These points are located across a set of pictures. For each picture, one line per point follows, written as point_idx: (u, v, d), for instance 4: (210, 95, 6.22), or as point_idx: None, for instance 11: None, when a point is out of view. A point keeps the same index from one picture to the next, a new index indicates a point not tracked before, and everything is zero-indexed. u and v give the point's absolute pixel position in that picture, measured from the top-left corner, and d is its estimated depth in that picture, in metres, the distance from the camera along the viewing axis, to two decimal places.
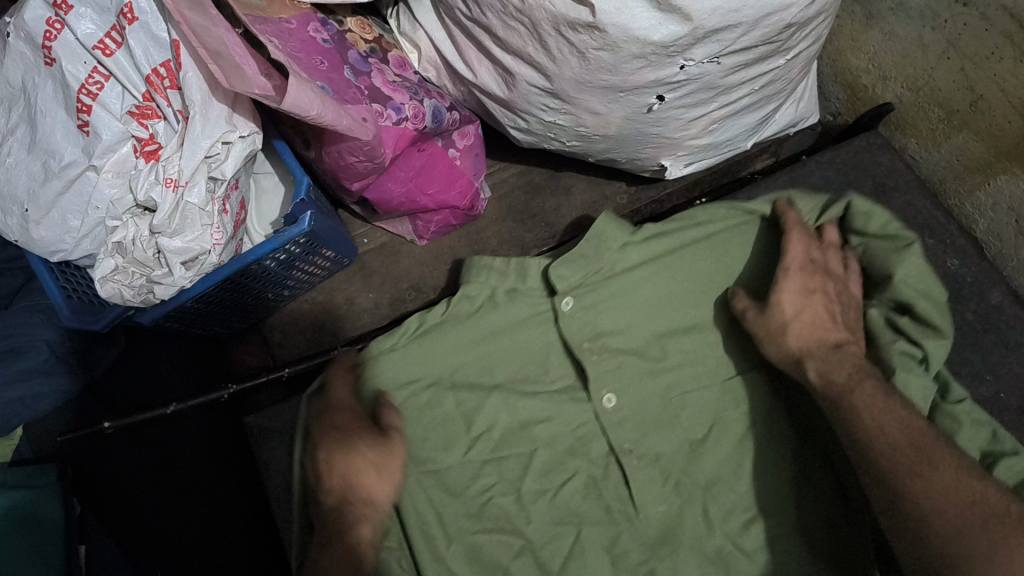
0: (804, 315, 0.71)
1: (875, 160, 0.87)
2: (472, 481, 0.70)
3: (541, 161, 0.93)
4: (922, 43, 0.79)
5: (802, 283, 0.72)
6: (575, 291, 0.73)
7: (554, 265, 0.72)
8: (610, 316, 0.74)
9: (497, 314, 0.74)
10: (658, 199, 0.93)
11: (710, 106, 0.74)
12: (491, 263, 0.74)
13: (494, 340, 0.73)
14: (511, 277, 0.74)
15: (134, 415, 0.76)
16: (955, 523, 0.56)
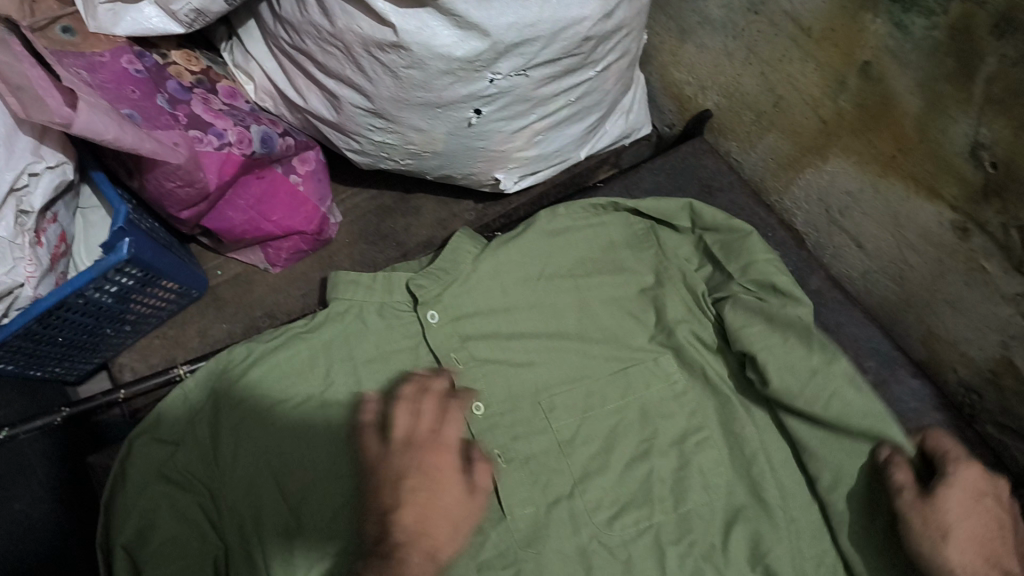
0: (977, 526, 0.65)
1: (701, 164, 0.94)
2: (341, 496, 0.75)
3: (391, 185, 0.96)
4: (728, 53, 0.86)
5: (970, 485, 0.67)
6: (438, 301, 0.82)
7: (414, 276, 0.82)
8: (463, 313, 0.83)
9: (375, 331, 0.83)
10: (505, 214, 0.96)
11: (530, 118, 0.78)
12: (358, 278, 0.83)
13: (375, 360, 0.81)
14: (379, 293, 0.83)
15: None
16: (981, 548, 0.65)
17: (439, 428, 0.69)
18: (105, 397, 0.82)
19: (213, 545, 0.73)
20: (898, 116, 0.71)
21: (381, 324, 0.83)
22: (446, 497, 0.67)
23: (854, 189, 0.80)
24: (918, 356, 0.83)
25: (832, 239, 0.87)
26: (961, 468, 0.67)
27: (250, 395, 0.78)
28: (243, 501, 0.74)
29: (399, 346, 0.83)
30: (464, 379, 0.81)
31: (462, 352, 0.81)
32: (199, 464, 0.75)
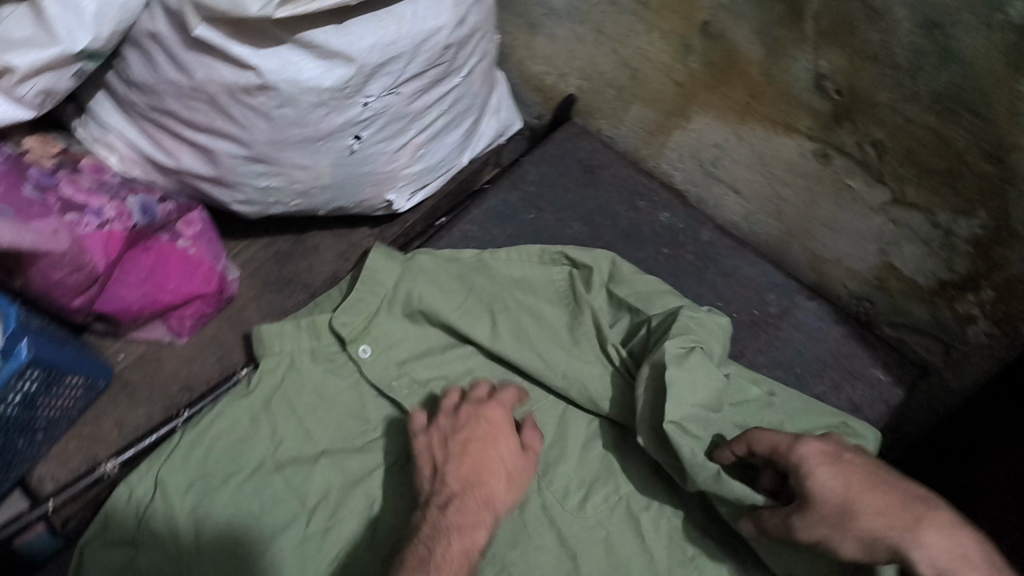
0: (865, 492, 0.57)
1: (577, 146, 0.98)
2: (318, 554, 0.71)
3: (284, 230, 0.95)
4: (579, 38, 0.90)
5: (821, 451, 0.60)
6: (367, 334, 0.81)
7: (338, 314, 0.80)
8: (393, 342, 0.82)
9: (308, 378, 0.80)
10: (403, 233, 0.96)
11: (409, 134, 0.80)
12: (282, 325, 0.81)
13: (317, 406, 0.79)
14: (304, 337, 0.81)
15: None
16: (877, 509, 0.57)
17: (500, 399, 0.73)
18: (29, 515, 0.75)
19: None
20: (744, 67, 0.77)
21: (316, 368, 0.80)
22: (509, 449, 0.70)
23: (721, 141, 0.86)
24: (811, 280, 0.90)
25: (712, 191, 0.93)
26: (803, 447, 0.60)
27: (190, 472, 0.74)
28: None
29: (336, 389, 0.80)
30: (411, 403, 0.79)
31: (402, 378, 0.80)
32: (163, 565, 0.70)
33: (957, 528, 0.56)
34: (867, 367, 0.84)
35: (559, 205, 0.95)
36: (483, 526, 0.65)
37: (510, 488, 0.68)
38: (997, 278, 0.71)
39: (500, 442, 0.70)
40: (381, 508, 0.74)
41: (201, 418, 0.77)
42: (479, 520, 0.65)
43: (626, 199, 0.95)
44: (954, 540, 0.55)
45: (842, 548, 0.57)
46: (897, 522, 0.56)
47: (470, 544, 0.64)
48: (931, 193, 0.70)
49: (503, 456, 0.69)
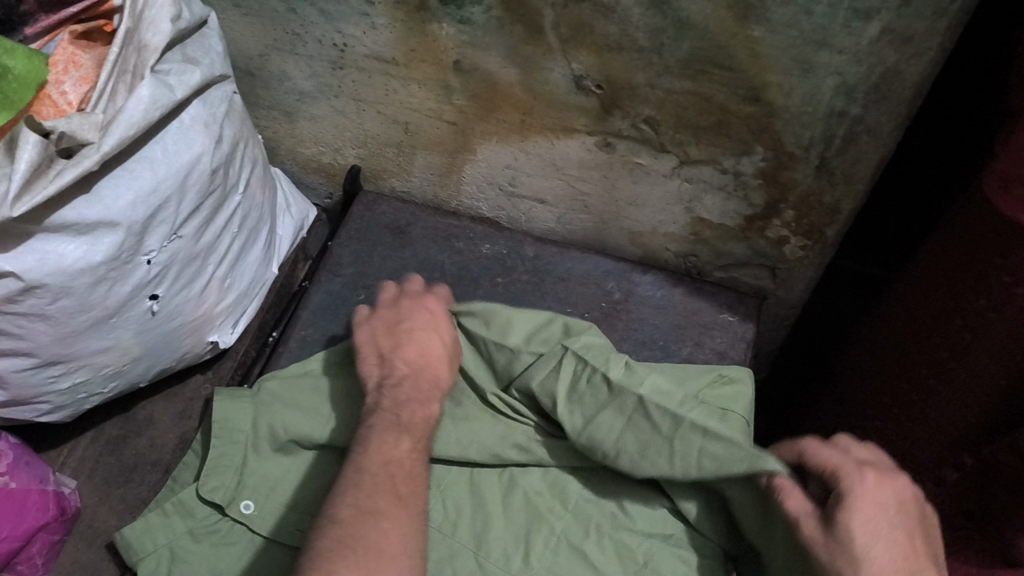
0: (891, 539, 0.55)
1: (378, 212, 0.97)
2: None
3: (108, 414, 0.85)
4: (340, 110, 0.89)
5: (875, 495, 0.57)
6: (243, 487, 0.73)
7: (205, 483, 0.73)
8: (275, 481, 0.74)
9: (198, 562, 0.71)
10: (239, 365, 0.89)
11: (208, 271, 0.74)
12: (146, 520, 0.73)
13: None
14: (177, 521, 0.73)
15: None
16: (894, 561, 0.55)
17: (429, 306, 0.78)
18: None
19: None
20: (507, 90, 0.79)
21: (201, 545, 0.72)
22: (431, 327, 0.75)
23: (511, 161, 0.87)
24: (638, 255, 0.94)
25: (520, 208, 0.94)
26: (859, 483, 0.57)
27: None
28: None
29: (231, 560, 0.72)
30: None
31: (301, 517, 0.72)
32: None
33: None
34: (716, 315, 0.89)
35: (384, 276, 0.92)
36: (434, 402, 0.71)
37: (445, 366, 0.74)
38: (792, 198, 0.77)
39: (429, 331, 0.75)
40: None
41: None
42: (427, 395, 0.70)
43: (445, 245, 0.94)
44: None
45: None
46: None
47: (425, 418, 0.69)
48: (712, 146, 0.75)
49: (433, 341, 0.74)
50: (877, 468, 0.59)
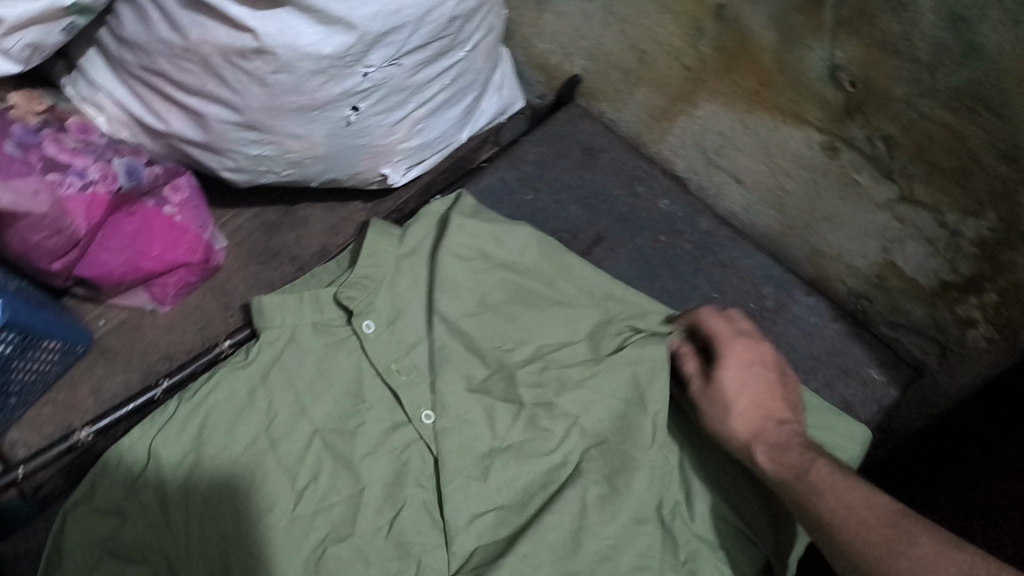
0: (750, 389, 0.69)
1: (578, 129, 0.97)
2: (304, 538, 0.73)
3: (274, 200, 0.93)
4: (586, 16, 0.89)
5: (742, 355, 0.70)
6: (371, 309, 0.83)
7: (343, 290, 0.82)
8: (396, 316, 0.84)
9: (305, 355, 0.82)
10: (396, 208, 0.94)
11: (408, 108, 0.77)
12: (284, 300, 0.83)
13: (316, 386, 0.81)
14: (306, 311, 0.84)
15: None
16: (758, 423, 0.67)
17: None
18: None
19: None
20: (757, 53, 0.75)
21: (316, 343, 0.83)
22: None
23: (726, 129, 0.84)
24: (810, 275, 0.89)
25: (713, 179, 0.91)
26: (732, 345, 0.71)
27: (182, 441, 0.77)
28: (205, 566, 0.72)
29: (328, 365, 0.82)
30: (408, 388, 0.80)
31: (402, 360, 0.82)
32: (155, 537, 0.73)
33: (918, 542, 0.53)
34: (861, 366, 0.83)
35: (557, 188, 0.93)
36: None
37: None
38: (1000, 282, 0.70)
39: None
40: (376, 491, 0.76)
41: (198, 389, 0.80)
42: None
43: (625, 184, 0.93)
44: (851, 510, 0.57)
45: (739, 423, 0.67)
46: (788, 473, 0.62)
47: None
48: (940, 192, 0.69)
49: None
50: (761, 352, 0.71)
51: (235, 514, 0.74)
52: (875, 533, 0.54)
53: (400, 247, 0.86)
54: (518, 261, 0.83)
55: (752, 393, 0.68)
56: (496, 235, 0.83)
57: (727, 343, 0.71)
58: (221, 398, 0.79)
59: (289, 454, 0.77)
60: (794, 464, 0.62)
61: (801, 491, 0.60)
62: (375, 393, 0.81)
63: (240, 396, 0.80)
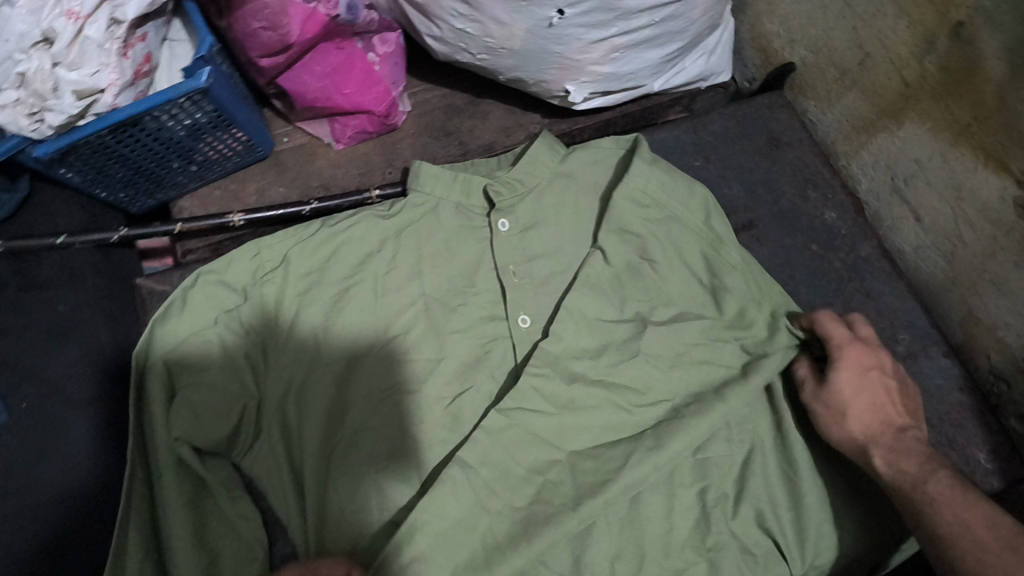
0: (866, 396, 0.71)
1: (774, 117, 0.93)
2: (378, 379, 0.76)
3: (465, 87, 0.98)
4: (822, 4, 0.86)
5: (857, 360, 0.72)
6: (512, 209, 0.84)
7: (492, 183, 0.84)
8: (530, 225, 0.84)
9: (438, 227, 0.85)
10: (569, 131, 0.95)
11: (611, 31, 0.78)
12: (441, 173, 0.86)
13: (438, 255, 0.83)
14: (456, 190, 0.86)
15: (21, 239, 0.77)
16: (872, 427, 0.70)
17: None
18: (162, 227, 0.87)
19: (249, 393, 0.75)
20: (980, 82, 0.70)
21: (452, 218, 0.85)
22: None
23: (924, 157, 0.79)
24: (957, 340, 0.82)
25: (892, 210, 0.86)
26: (846, 351, 0.73)
27: (313, 255, 0.82)
28: (293, 368, 0.76)
29: (455, 241, 0.84)
30: (517, 291, 0.81)
31: (520, 263, 0.82)
32: (260, 323, 0.78)
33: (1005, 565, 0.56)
34: (973, 449, 0.76)
35: (728, 163, 0.90)
36: None
37: None
38: None
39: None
40: (453, 365, 0.78)
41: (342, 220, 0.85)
42: None
43: (799, 184, 0.89)
44: (968, 527, 0.59)
45: (853, 424, 0.70)
46: (907, 481, 0.65)
47: None
48: None
49: None
50: (878, 361, 0.73)
51: (329, 333, 0.78)
52: (991, 553, 0.57)
53: (559, 165, 0.86)
54: (658, 215, 0.83)
55: (866, 395, 0.71)
56: (651, 188, 0.83)
57: (843, 345, 0.73)
58: (356, 232, 0.84)
59: (395, 303, 0.80)
60: (913, 472, 0.65)
61: (919, 500, 0.63)
62: (485, 282, 0.83)
63: (371, 238, 0.84)
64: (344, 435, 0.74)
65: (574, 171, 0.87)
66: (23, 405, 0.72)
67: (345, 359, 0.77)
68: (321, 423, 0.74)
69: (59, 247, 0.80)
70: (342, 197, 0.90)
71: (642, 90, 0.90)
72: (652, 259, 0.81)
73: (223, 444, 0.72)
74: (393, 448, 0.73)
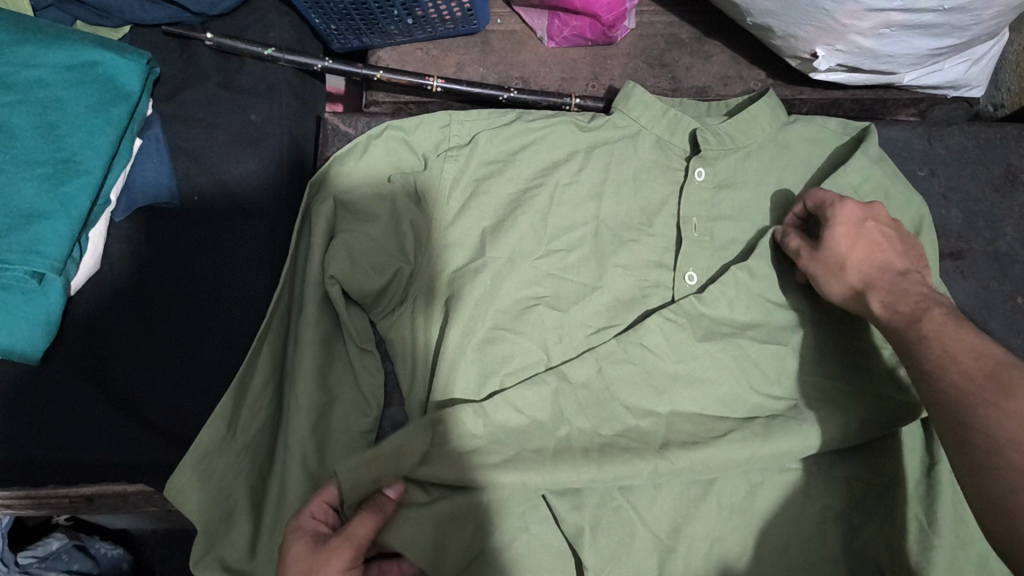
0: (866, 253, 0.66)
1: (1018, 151, 0.84)
2: (531, 286, 0.74)
3: (695, 22, 0.92)
4: None
5: (855, 214, 0.68)
6: (712, 161, 0.79)
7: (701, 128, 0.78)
8: (725, 183, 0.79)
9: (633, 155, 0.81)
10: (791, 99, 0.89)
11: (893, 4, 0.70)
12: (651, 101, 0.81)
13: (624, 184, 0.79)
14: (661, 123, 0.81)
15: (237, 42, 0.79)
16: (870, 272, 0.66)
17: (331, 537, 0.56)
18: (364, 69, 0.84)
19: (404, 259, 0.74)
20: None
21: (649, 151, 0.81)
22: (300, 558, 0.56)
23: None
24: None
25: None
26: (840, 207, 0.69)
27: (502, 144, 0.80)
28: (452, 249, 0.74)
29: (644, 173, 0.80)
30: (692, 246, 0.76)
31: (703, 219, 0.77)
32: (433, 192, 0.76)
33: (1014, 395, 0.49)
34: None
35: (953, 184, 0.82)
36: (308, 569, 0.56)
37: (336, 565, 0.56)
38: None
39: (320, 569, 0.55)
40: (607, 298, 0.75)
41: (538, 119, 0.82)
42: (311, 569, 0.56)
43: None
44: (952, 358, 0.54)
45: (845, 278, 0.66)
46: (901, 320, 0.60)
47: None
48: None
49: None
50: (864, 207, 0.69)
51: (493, 227, 0.76)
52: (975, 384, 0.52)
53: (775, 131, 0.81)
54: None
55: (856, 246, 0.67)
56: (865, 185, 0.77)
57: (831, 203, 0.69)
58: (549, 136, 0.81)
59: (568, 218, 0.77)
60: (910, 313, 0.60)
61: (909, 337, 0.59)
62: (661, 225, 0.78)
63: (562, 146, 0.81)
64: (484, 324, 0.71)
65: (787, 140, 0.81)
66: (195, 198, 0.74)
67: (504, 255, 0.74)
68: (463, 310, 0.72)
69: (266, 59, 0.81)
70: (542, 95, 0.87)
71: (887, 79, 0.83)
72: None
73: (369, 298, 0.72)
74: (524, 359, 0.71)
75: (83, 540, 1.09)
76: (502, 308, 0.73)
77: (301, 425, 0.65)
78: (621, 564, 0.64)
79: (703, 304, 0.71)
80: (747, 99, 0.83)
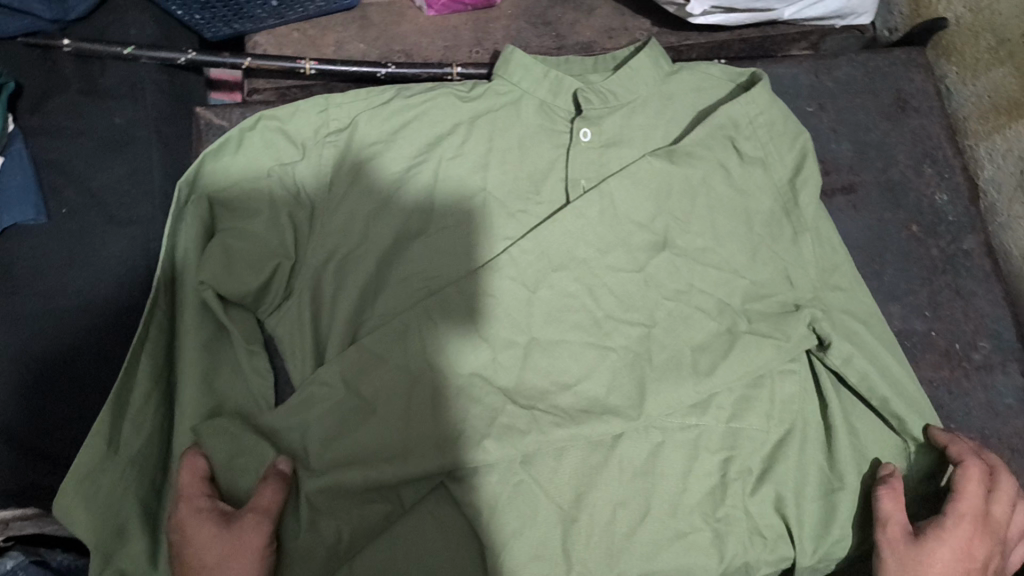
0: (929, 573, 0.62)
1: (908, 77, 0.84)
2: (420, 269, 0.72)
3: None
4: None
5: (966, 535, 0.64)
6: (595, 122, 0.77)
7: (581, 88, 0.76)
8: (612, 142, 0.77)
9: (515, 123, 0.79)
10: (678, 46, 0.87)
11: None
12: (530, 63, 0.79)
13: (510, 153, 0.77)
14: (543, 86, 0.79)
15: (91, 42, 0.76)
16: None
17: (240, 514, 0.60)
18: (231, 60, 0.80)
19: (286, 253, 0.72)
20: None
21: (534, 117, 0.79)
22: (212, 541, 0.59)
23: None
24: None
25: (1011, 204, 0.78)
26: (967, 532, 0.64)
27: (381, 123, 0.77)
28: (336, 237, 0.73)
29: (528, 138, 0.78)
30: None
31: (592, 180, 0.76)
32: (312, 180, 0.74)
33: None
34: None
35: (844, 117, 0.81)
36: (206, 547, 0.59)
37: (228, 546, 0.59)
38: None
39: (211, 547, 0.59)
40: None
41: (417, 94, 0.80)
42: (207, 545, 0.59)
43: (915, 156, 0.80)
44: None
45: None
46: None
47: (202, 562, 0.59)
48: None
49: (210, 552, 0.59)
50: (984, 519, 0.65)
51: (377, 209, 0.74)
52: None
53: (659, 83, 0.79)
54: (751, 159, 0.75)
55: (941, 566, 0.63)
56: (759, 118, 0.76)
57: (968, 523, 0.64)
58: (429, 111, 0.78)
59: (454, 193, 0.75)
60: None
61: None
62: (551, 190, 0.77)
63: (444, 119, 0.78)
64: (372, 314, 0.70)
65: (671, 91, 0.79)
66: (64, 212, 0.73)
67: (389, 238, 0.73)
68: (351, 300, 0.71)
69: (126, 58, 0.77)
70: (422, 66, 0.84)
71: (768, 17, 0.81)
72: (748, 198, 0.74)
73: (250, 297, 0.70)
74: None
75: (43, 554, 0.90)
76: (391, 292, 0.71)
77: (187, 434, 0.65)
78: (526, 536, 0.63)
79: (594, 270, 0.70)
80: (631, 51, 0.82)
